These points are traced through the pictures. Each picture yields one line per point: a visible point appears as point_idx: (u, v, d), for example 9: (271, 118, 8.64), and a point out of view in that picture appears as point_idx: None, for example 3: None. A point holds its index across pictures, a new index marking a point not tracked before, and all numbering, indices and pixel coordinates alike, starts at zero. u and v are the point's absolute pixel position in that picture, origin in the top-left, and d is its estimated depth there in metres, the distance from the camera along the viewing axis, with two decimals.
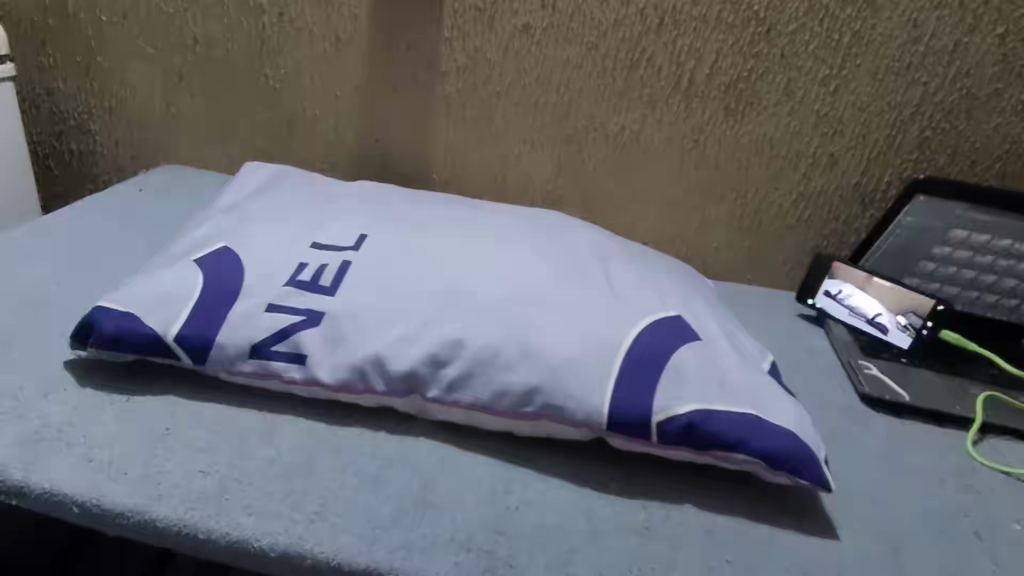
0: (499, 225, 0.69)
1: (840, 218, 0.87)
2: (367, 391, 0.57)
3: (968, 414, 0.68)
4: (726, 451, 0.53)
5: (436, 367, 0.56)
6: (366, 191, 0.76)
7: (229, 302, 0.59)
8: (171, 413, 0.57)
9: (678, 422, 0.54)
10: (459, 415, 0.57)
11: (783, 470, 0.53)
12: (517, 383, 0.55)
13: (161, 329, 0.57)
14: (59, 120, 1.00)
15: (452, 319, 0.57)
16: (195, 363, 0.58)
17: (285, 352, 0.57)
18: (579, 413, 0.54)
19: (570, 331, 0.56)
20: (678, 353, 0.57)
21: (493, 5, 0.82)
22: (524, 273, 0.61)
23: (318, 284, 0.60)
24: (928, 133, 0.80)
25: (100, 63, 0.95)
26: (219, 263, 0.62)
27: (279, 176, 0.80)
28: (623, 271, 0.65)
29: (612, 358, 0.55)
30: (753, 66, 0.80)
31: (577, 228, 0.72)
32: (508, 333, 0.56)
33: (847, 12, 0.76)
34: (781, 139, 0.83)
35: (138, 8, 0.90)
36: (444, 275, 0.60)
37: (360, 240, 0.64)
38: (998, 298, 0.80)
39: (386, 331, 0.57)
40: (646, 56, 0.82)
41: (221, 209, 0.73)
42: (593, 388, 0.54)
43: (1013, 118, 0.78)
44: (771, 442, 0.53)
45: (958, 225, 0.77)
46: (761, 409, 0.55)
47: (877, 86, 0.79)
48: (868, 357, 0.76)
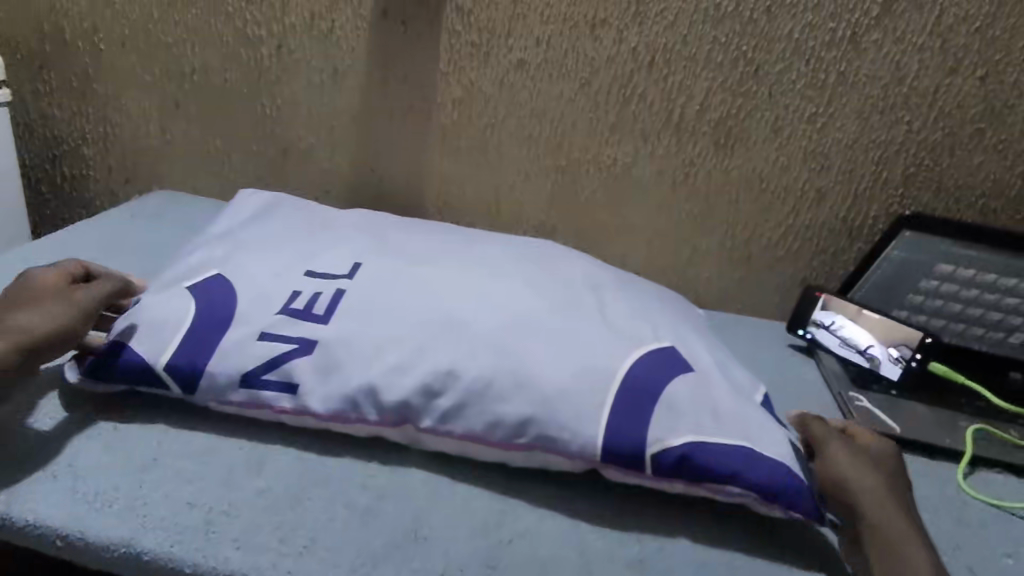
0: (493, 254, 0.69)
1: (828, 251, 0.88)
2: (359, 421, 0.57)
3: (957, 446, 0.68)
4: (720, 485, 0.53)
5: (429, 397, 0.56)
6: (362, 219, 0.77)
7: (221, 329, 0.58)
8: (160, 441, 0.56)
9: (673, 453, 0.54)
10: (452, 445, 0.57)
11: (778, 503, 0.53)
12: (511, 414, 0.55)
13: (151, 358, 0.57)
14: (53, 145, 1.01)
15: (446, 349, 0.57)
16: (185, 392, 0.57)
17: (277, 380, 0.57)
18: (573, 444, 0.54)
19: (564, 361, 0.57)
20: (673, 383, 0.57)
21: (488, 41, 0.84)
22: (518, 302, 0.61)
23: (312, 313, 0.60)
24: (912, 169, 0.82)
25: (97, 90, 0.96)
26: (211, 290, 0.61)
27: (274, 202, 0.81)
28: (616, 301, 0.66)
29: (606, 388, 0.55)
30: (741, 104, 0.82)
31: (570, 257, 0.72)
32: (503, 362, 0.56)
33: (833, 54, 0.78)
34: (770, 174, 0.85)
35: (137, 37, 0.91)
36: (439, 304, 0.60)
37: (354, 269, 0.65)
38: (985, 330, 0.81)
39: (380, 360, 0.57)
40: (638, 92, 0.84)
41: (215, 235, 0.73)
42: (586, 420, 0.54)
43: (993, 157, 0.80)
44: (766, 473, 0.53)
45: (943, 260, 0.78)
46: (756, 440, 0.55)
47: (862, 125, 0.81)
48: (858, 390, 0.76)
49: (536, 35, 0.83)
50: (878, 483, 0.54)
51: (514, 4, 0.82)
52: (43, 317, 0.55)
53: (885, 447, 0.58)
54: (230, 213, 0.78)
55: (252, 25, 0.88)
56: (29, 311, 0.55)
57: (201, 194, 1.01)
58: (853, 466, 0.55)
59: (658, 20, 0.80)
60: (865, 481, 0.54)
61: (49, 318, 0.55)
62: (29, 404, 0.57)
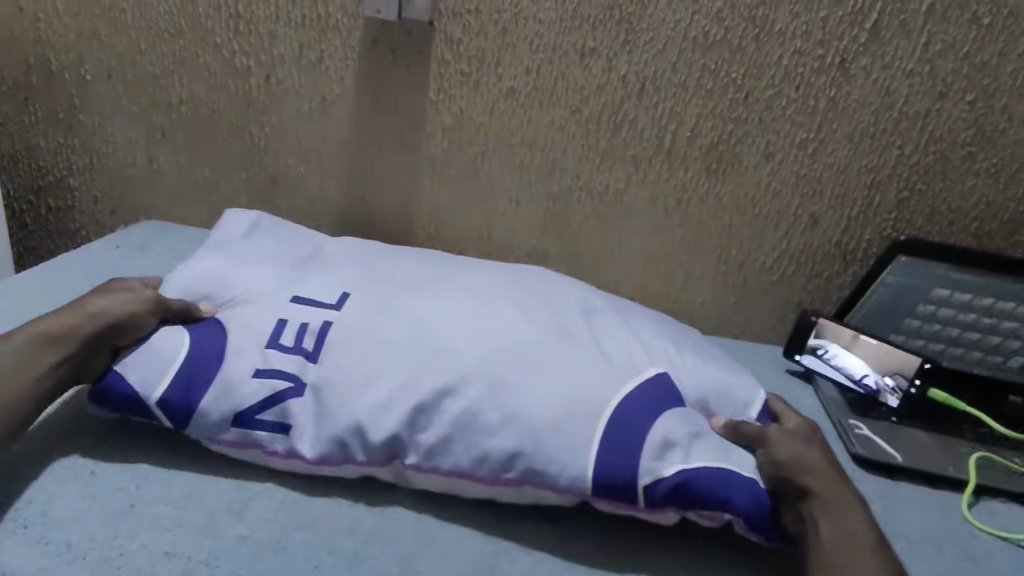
0: (483, 281, 0.68)
1: (822, 275, 0.88)
2: (342, 459, 0.55)
3: (961, 475, 0.67)
4: (712, 511, 0.52)
5: (415, 432, 0.54)
6: (352, 246, 0.75)
7: (217, 364, 0.56)
8: (138, 485, 0.54)
9: (666, 484, 0.52)
10: (439, 482, 0.55)
11: (762, 531, 0.53)
12: (497, 449, 0.53)
13: (143, 390, 0.55)
14: (38, 176, 0.99)
15: (432, 382, 0.55)
16: (176, 427, 0.55)
17: (272, 420, 0.55)
18: (561, 478, 0.52)
19: (556, 393, 0.55)
20: (668, 412, 0.55)
21: (478, 70, 0.84)
22: (510, 331, 0.60)
23: (300, 348, 0.58)
24: (905, 194, 0.82)
25: (82, 121, 0.95)
26: (208, 328, 0.60)
27: (268, 224, 0.77)
28: (610, 326, 0.64)
29: (596, 418, 0.54)
30: (732, 130, 0.82)
31: (562, 283, 0.71)
32: (492, 394, 0.55)
33: (822, 80, 0.78)
34: (762, 199, 0.85)
35: (124, 68, 0.91)
36: (426, 335, 0.59)
37: (343, 298, 0.63)
38: (983, 355, 0.81)
39: (364, 393, 0.55)
40: (629, 118, 0.83)
41: (214, 246, 0.72)
42: (576, 453, 0.53)
43: (986, 181, 0.81)
44: (754, 502, 0.52)
45: (939, 284, 0.78)
46: (742, 462, 0.54)
47: (853, 149, 0.81)
48: (858, 417, 0.74)
49: (525, 64, 0.83)
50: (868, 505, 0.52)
51: (503, 34, 0.81)
52: (112, 304, 0.59)
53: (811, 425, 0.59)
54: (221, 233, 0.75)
55: (240, 56, 0.88)
56: (103, 299, 0.60)
57: (188, 223, 1.00)
58: (843, 487, 0.53)
59: (647, 48, 0.80)
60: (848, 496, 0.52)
61: (118, 304, 0.59)
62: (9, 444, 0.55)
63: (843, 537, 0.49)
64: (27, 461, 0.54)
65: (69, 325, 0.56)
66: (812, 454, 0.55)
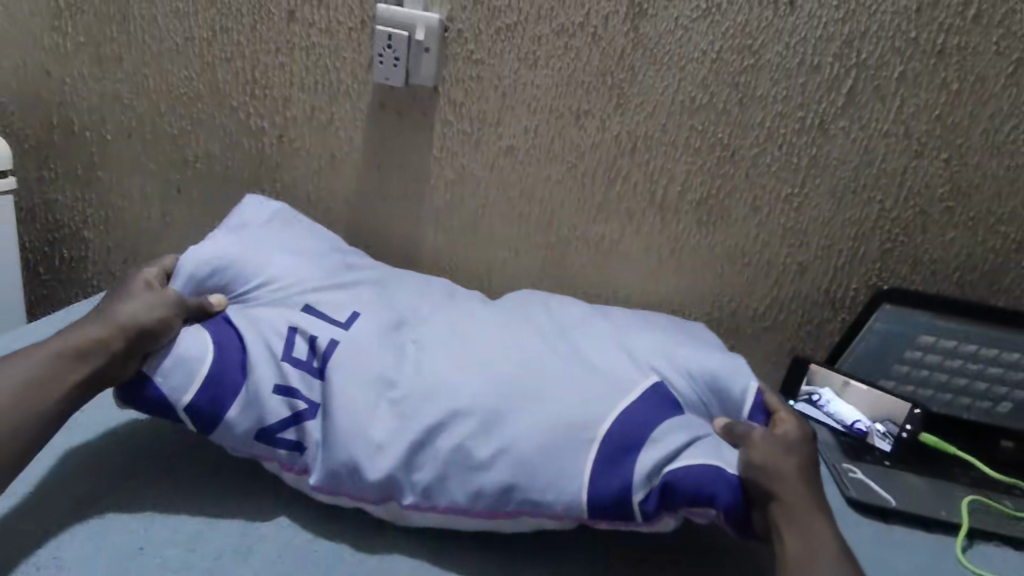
0: (484, 308, 0.69)
1: (812, 321, 0.91)
2: (342, 492, 0.58)
3: (954, 519, 0.67)
4: (700, 508, 0.54)
5: (410, 471, 0.56)
6: (362, 260, 0.76)
7: (243, 372, 0.59)
8: (150, 522, 0.57)
9: (653, 495, 0.54)
10: (436, 518, 0.58)
11: (746, 522, 0.54)
12: (493, 484, 0.55)
13: (174, 395, 0.58)
14: (53, 229, 1.03)
15: (429, 419, 0.57)
16: (202, 431, 0.59)
17: (292, 439, 0.58)
18: (557, 506, 0.55)
19: (552, 422, 0.56)
20: (672, 419, 0.57)
21: (479, 130, 0.89)
22: (507, 360, 0.61)
23: (311, 364, 0.61)
24: (888, 246, 0.86)
25: (100, 176, 0.99)
26: (229, 326, 0.62)
27: (286, 213, 0.77)
28: (616, 338, 0.65)
29: (590, 442, 0.56)
30: (720, 185, 0.86)
31: (564, 303, 0.72)
32: (484, 429, 0.56)
33: (803, 140, 0.83)
34: (751, 249, 0.89)
35: (142, 128, 0.96)
36: (424, 367, 0.60)
37: (352, 318, 0.64)
38: (972, 400, 0.83)
39: (361, 433, 0.57)
40: (622, 174, 0.88)
41: (233, 230, 0.73)
42: (567, 483, 0.55)
43: (964, 233, 0.85)
44: (736, 495, 0.54)
45: (925, 332, 0.80)
46: (723, 457, 0.56)
47: (836, 204, 0.85)
48: (851, 460, 0.75)
49: (524, 124, 0.88)
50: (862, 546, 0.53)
51: (503, 97, 0.87)
52: (139, 310, 0.60)
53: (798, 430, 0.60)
54: (238, 215, 0.75)
55: (255, 117, 0.93)
56: (127, 304, 0.61)
57: None
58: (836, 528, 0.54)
59: (638, 111, 0.85)
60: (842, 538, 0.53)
61: (146, 311, 0.60)
62: (26, 491, 0.58)
63: (814, 562, 0.51)
64: (43, 504, 0.57)
65: (100, 337, 0.58)
66: (787, 463, 0.55)
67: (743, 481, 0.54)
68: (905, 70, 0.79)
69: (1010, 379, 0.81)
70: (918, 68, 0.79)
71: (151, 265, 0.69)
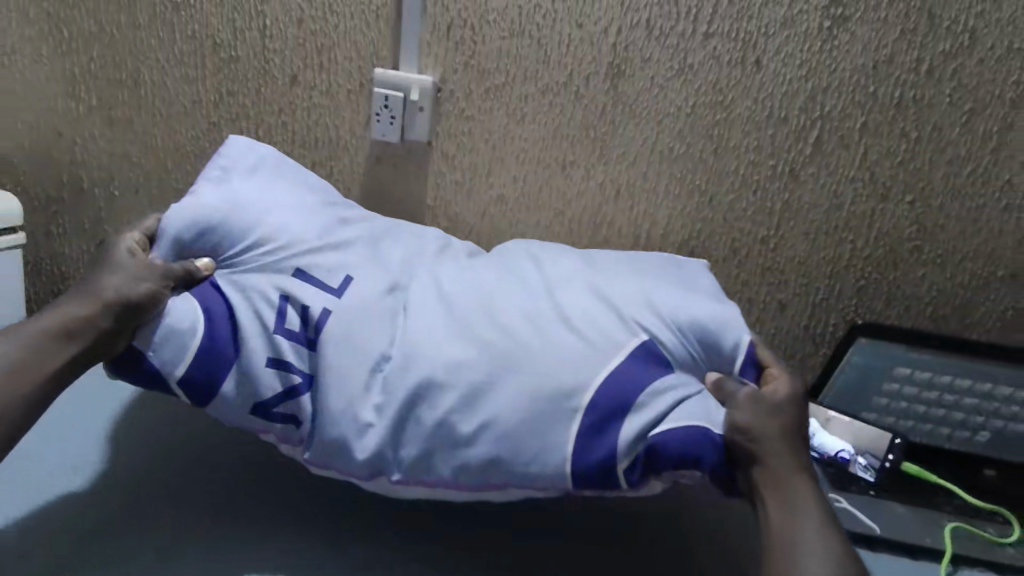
0: (477, 268, 0.69)
1: (795, 356, 0.96)
2: (333, 468, 0.61)
3: (938, 545, 0.69)
4: (687, 469, 0.58)
5: (396, 448, 0.59)
6: (354, 213, 0.75)
7: (236, 345, 0.61)
8: (161, 547, 0.62)
9: (640, 460, 0.58)
10: (424, 491, 0.61)
11: (730, 480, 0.59)
12: (478, 458, 0.58)
13: (167, 368, 0.61)
14: (59, 281, 1.07)
15: (416, 394, 0.59)
16: (195, 403, 0.62)
17: (284, 412, 0.61)
18: (537, 472, 0.58)
19: (536, 387, 0.59)
20: (657, 379, 0.60)
21: (471, 180, 0.94)
22: (494, 331, 0.61)
23: (304, 334, 0.62)
24: (863, 283, 0.91)
25: (107, 230, 1.04)
26: (220, 296, 0.64)
27: (273, 160, 0.75)
28: (609, 293, 0.65)
29: (574, 412, 0.58)
30: (699, 229, 0.92)
31: (560, 256, 0.71)
32: (467, 404, 0.58)
33: (775, 186, 0.89)
34: (732, 289, 0.94)
35: (150, 185, 1.01)
36: (412, 339, 0.61)
37: (345, 283, 0.65)
38: (952, 430, 0.85)
39: (349, 411, 0.59)
40: (607, 220, 0.93)
41: (215, 181, 0.71)
42: (551, 446, 0.58)
43: (934, 270, 0.89)
44: (721, 455, 0.58)
45: (900, 363, 0.84)
46: (709, 419, 0.59)
47: (810, 245, 0.90)
48: (838, 490, 0.76)
49: (513, 174, 0.93)
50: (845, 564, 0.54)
51: (493, 150, 0.93)
52: (124, 284, 0.62)
53: (788, 391, 0.62)
54: (218, 166, 0.72)
55: None
56: (116, 277, 0.63)
57: None
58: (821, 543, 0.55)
59: (620, 161, 0.91)
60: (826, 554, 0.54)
61: (132, 285, 0.62)
62: (33, 535, 0.62)
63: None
64: (47, 549, 0.61)
65: (86, 316, 0.61)
66: (770, 426, 0.59)
67: (727, 442, 0.59)
68: (866, 121, 0.85)
69: (985, 408, 0.84)
70: (879, 118, 0.85)
71: (134, 228, 0.70)
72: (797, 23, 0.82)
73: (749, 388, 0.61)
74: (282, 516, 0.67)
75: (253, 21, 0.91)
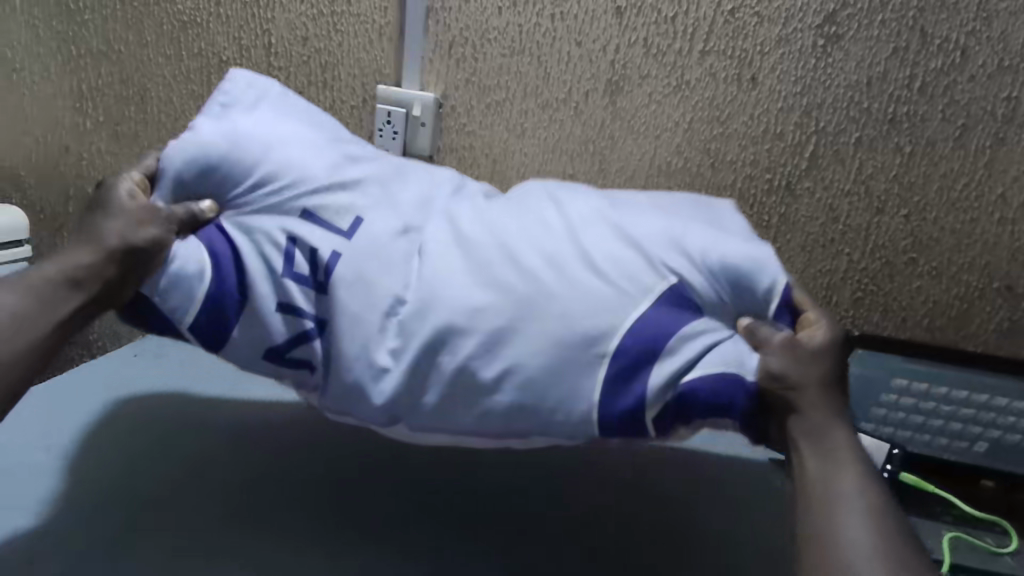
0: (496, 207, 0.65)
1: None
2: (350, 415, 0.61)
3: (935, 555, 0.69)
4: (716, 416, 0.57)
5: (415, 395, 0.58)
6: (367, 147, 0.70)
7: (243, 288, 0.59)
8: (174, 549, 0.63)
9: (668, 405, 0.57)
10: (444, 437, 0.61)
11: (760, 424, 0.58)
12: (500, 405, 0.57)
13: (177, 317, 0.59)
14: None
15: (431, 341, 0.57)
16: (208, 348, 0.61)
17: (297, 357, 0.60)
18: (560, 415, 0.57)
19: (561, 331, 0.57)
20: (688, 325, 0.58)
21: None
22: (515, 274, 0.58)
23: (314, 279, 0.60)
24: (860, 294, 0.92)
25: None
26: (227, 240, 0.61)
27: (279, 91, 0.69)
28: (640, 234, 0.61)
29: (601, 358, 0.57)
30: None
31: (586, 192, 0.67)
32: (488, 349, 0.57)
33: (772, 199, 0.90)
34: None
35: None
36: (428, 283, 0.58)
37: (354, 224, 0.61)
38: (949, 440, 0.86)
39: (362, 357, 0.57)
40: None
41: (217, 115, 0.65)
42: (576, 393, 0.57)
43: (928, 282, 0.90)
44: (751, 400, 0.57)
45: (898, 373, 0.87)
46: (742, 363, 0.58)
47: (808, 257, 0.92)
48: None
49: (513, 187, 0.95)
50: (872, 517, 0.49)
51: (494, 164, 0.94)
52: (127, 231, 0.58)
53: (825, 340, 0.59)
54: (218, 98, 0.67)
55: None
56: (116, 219, 0.59)
57: None
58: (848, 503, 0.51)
59: (618, 174, 0.92)
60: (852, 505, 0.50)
61: (135, 230, 0.58)
62: (43, 535, 0.62)
63: None
64: (54, 550, 0.61)
65: (90, 262, 0.57)
66: (806, 374, 0.57)
67: (761, 391, 0.57)
68: (860, 137, 0.87)
69: (982, 419, 0.86)
70: (873, 133, 0.86)
71: (132, 167, 0.65)
72: (791, 41, 0.85)
73: (784, 334, 0.58)
74: (287, 518, 0.68)
75: (259, 39, 0.93)
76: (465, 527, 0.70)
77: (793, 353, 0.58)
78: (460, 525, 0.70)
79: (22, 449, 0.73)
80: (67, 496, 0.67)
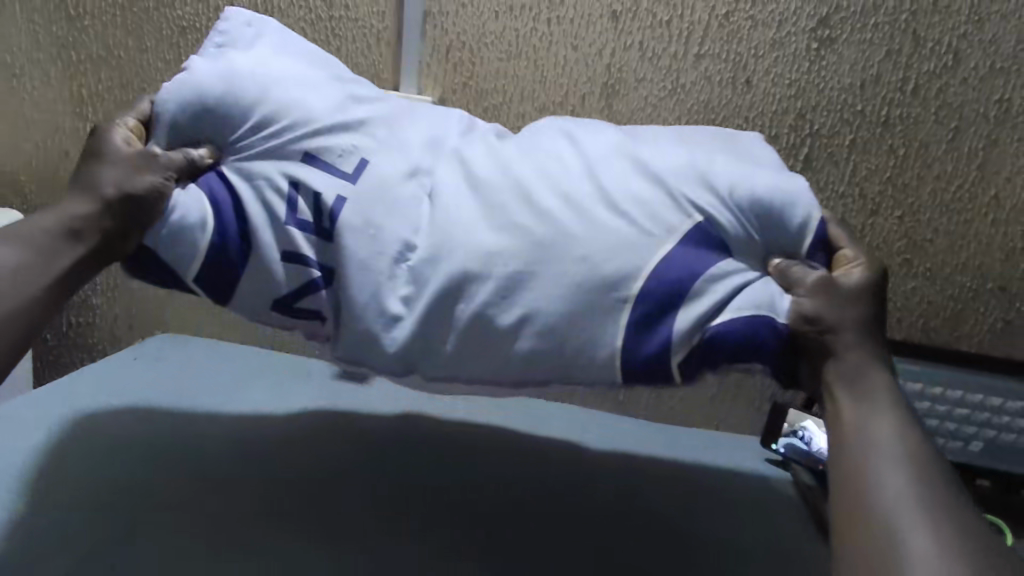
0: (503, 149, 0.66)
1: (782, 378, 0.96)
2: (362, 367, 0.62)
3: None
4: (744, 361, 0.59)
5: (431, 343, 0.60)
6: (370, 88, 0.71)
7: (246, 237, 0.61)
8: (172, 556, 0.64)
9: (696, 353, 0.58)
10: (461, 386, 0.63)
11: (789, 364, 0.59)
12: (522, 350, 0.59)
13: (181, 269, 0.60)
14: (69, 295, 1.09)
15: (447, 287, 0.59)
16: (218, 300, 0.62)
17: (307, 307, 0.62)
18: (584, 359, 0.59)
19: (581, 273, 0.58)
20: (715, 267, 0.59)
21: None
22: (530, 217, 0.60)
23: (317, 226, 0.61)
24: None
25: None
26: (227, 186, 0.62)
27: (275, 31, 0.71)
28: (643, 172, 0.62)
29: (625, 302, 0.58)
30: None
31: (589, 128, 0.68)
32: (504, 295, 0.58)
33: None
34: None
35: None
36: (439, 230, 0.61)
37: (360, 167, 0.63)
38: (948, 440, 0.86)
39: (377, 307, 0.59)
40: None
41: (212, 58, 0.66)
42: (598, 336, 0.58)
43: (923, 283, 0.91)
44: (778, 342, 0.58)
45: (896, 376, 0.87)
46: (769, 307, 0.59)
47: None
48: None
49: None
50: (915, 459, 0.50)
51: None
52: (124, 179, 0.60)
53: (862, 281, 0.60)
54: (214, 40, 0.68)
55: None
56: (113, 169, 0.61)
57: (201, 333, 1.09)
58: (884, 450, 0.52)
59: None
60: (893, 446, 0.51)
61: (132, 178, 0.60)
62: (44, 539, 0.63)
63: None
64: (53, 554, 0.62)
65: (87, 214, 0.59)
66: (845, 316, 0.58)
67: (791, 333, 0.58)
68: (854, 139, 0.87)
69: (975, 418, 0.86)
70: (866, 136, 0.87)
71: (127, 112, 0.68)
72: (785, 45, 0.85)
73: (818, 274, 0.60)
74: (280, 525, 0.69)
75: None
76: (461, 534, 0.71)
77: (828, 294, 0.59)
78: (456, 531, 0.71)
79: (21, 453, 0.73)
80: (67, 502, 0.68)
